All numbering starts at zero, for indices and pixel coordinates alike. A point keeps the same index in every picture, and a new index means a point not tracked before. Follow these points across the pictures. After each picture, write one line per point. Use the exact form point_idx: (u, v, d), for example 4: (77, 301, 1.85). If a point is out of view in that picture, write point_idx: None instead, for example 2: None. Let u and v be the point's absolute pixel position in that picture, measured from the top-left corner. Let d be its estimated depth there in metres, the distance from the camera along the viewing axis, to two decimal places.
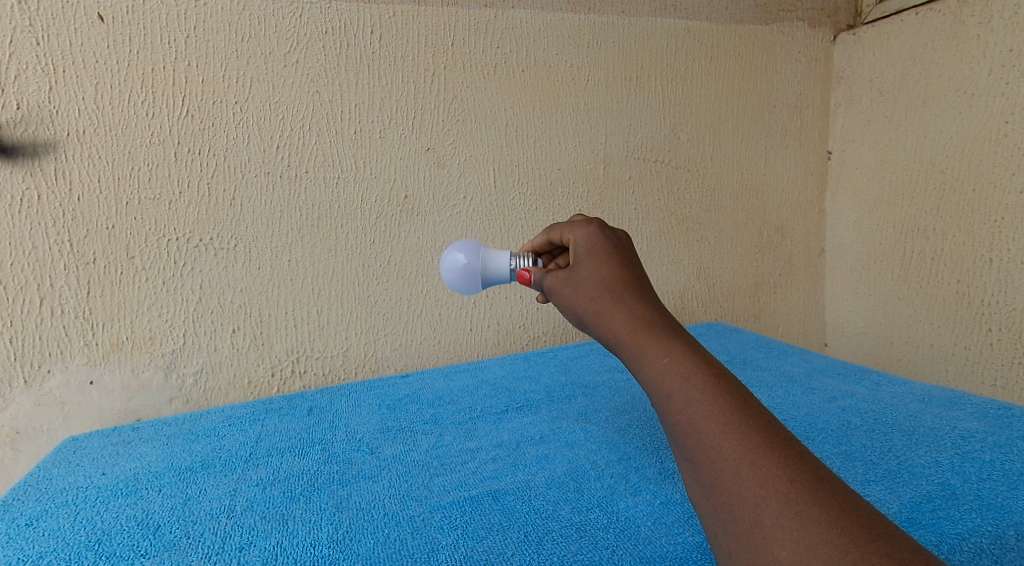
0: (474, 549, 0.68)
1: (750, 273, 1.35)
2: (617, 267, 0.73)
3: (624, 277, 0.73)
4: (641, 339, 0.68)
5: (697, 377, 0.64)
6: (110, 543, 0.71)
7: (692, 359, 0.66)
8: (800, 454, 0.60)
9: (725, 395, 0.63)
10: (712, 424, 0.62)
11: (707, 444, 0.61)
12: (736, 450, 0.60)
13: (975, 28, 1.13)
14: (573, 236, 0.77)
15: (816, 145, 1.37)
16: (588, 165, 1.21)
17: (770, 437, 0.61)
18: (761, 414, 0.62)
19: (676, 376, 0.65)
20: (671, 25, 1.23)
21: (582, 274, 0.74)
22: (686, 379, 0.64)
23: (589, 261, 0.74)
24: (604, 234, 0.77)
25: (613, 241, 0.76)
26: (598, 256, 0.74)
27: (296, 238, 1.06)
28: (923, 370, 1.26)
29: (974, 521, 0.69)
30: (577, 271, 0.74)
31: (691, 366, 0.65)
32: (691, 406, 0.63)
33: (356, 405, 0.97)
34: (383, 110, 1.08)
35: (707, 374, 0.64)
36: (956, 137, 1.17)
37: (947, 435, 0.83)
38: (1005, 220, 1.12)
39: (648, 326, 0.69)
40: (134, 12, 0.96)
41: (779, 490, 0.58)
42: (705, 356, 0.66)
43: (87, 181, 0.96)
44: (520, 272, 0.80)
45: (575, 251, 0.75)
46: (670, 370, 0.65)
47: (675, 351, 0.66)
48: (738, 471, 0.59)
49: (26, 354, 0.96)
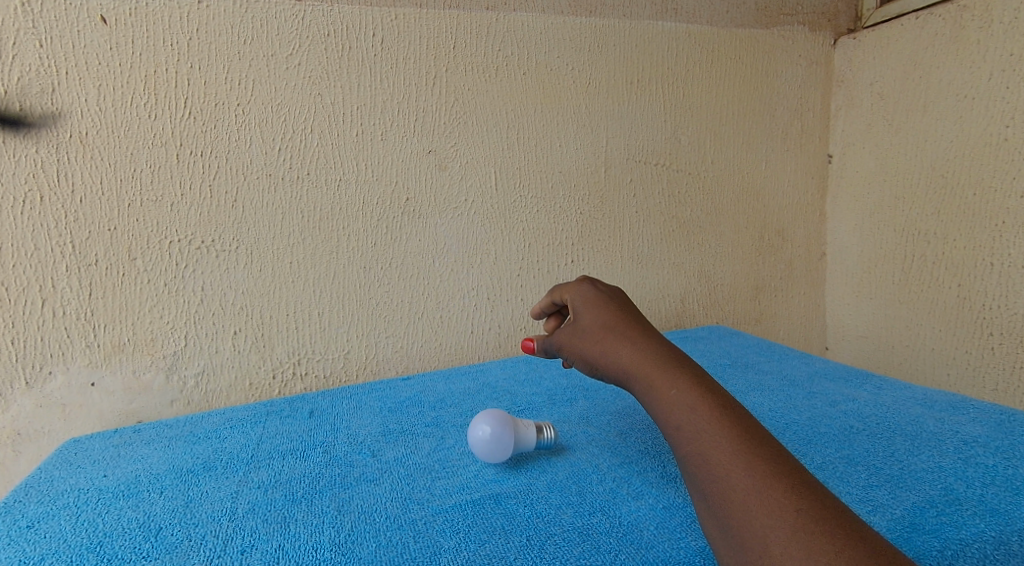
0: (476, 552, 0.68)
1: (752, 276, 1.35)
2: (616, 312, 0.76)
3: (626, 321, 0.75)
4: (648, 373, 0.70)
5: (703, 406, 0.66)
6: (112, 545, 0.71)
7: (698, 389, 0.67)
8: (808, 482, 0.61)
9: (731, 425, 0.65)
10: (719, 453, 0.63)
11: (716, 474, 0.63)
12: (743, 479, 0.61)
13: (976, 32, 1.13)
14: (570, 294, 0.80)
15: (817, 149, 1.37)
16: (589, 167, 1.21)
17: (777, 466, 0.62)
18: (768, 443, 0.64)
19: (683, 407, 0.66)
20: (672, 29, 1.23)
21: (584, 322, 0.76)
22: (692, 408, 0.66)
23: (589, 311, 0.76)
24: (599, 288, 0.80)
25: (608, 294, 0.79)
26: (597, 305, 0.77)
27: (297, 240, 1.06)
28: (924, 374, 1.26)
29: (977, 526, 0.69)
30: (579, 320, 0.76)
31: (696, 396, 0.67)
32: (699, 437, 0.65)
33: (357, 407, 0.97)
34: (385, 112, 1.08)
35: (712, 405, 0.66)
36: (958, 142, 1.17)
37: (949, 440, 0.83)
38: (1006, 225, 1.12)
39: (653, 359, 0.70)
40: (137, 14, 0.96)
41: (786, 518, 0.59)
42: (710, 388, 0.68)
43: (89, 182, 0.96)
44: (523, 341, 0.82)
45: (574, 304, 0.78)
46: (677, 402, 0.67)
47: (680, 383, 0.68)
48: (746, 500, 0.61)
49: (28, 356, 0.96)
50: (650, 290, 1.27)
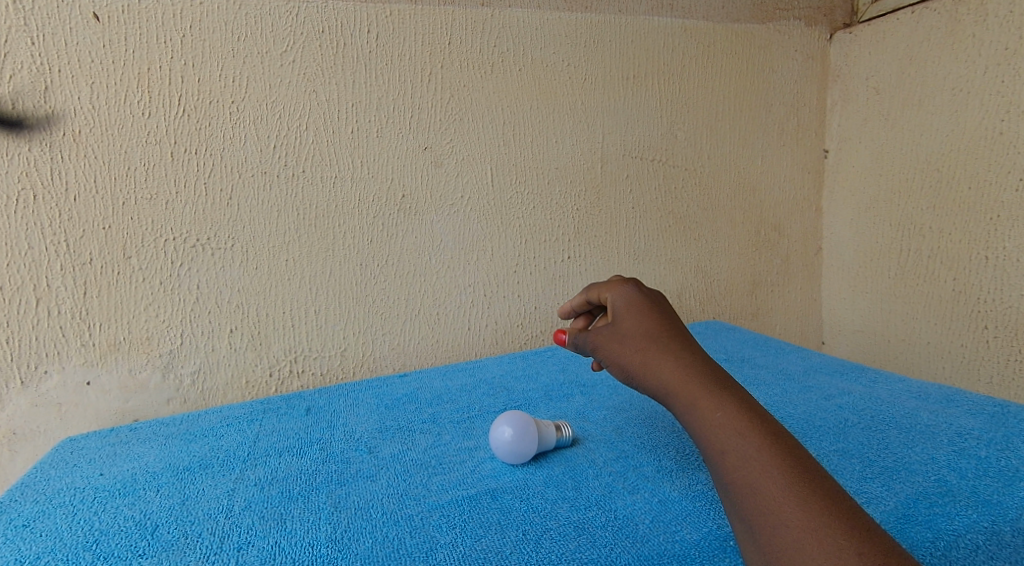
0: (473, 548, 0.68)
1: (748, 271, 1.35)
2: (659, 320, 0.75)
3: (668, 331, 0.74)
4: (692, 389, 0.70)
5: (751, 432, 0.66)
6: (108, 543, 0.71)
7: (746, 414, 0.67)
8: (860, 519, 0.61)
9: (781, 454, 0.65)
10: (770, 484, 0.63)
11: (765, 505, 0.63)
12: (795, 513, 0.61)
13: (970, 26, 1.13)
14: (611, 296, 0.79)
15: (813, 143, 1.37)
16: (586, 163, 1.21)
17: (830, 501, 0.62)
18: (819, 476, 0.64)
19: (731, 432, 0.66)
20: (668, 24, 1.23)
21: (626, 326, 0.75)
22: (741, 434, 0.66)
23: (631, 316, 0.76)
24: (641, 291, 0.79)
25: (650, 297, 0.78)
26: (639, 311, 0.76)
27: (293, 237, 1.05)
28: (920, 368, 1.26)
29: (969, 517, 0.69)
30: (619, 324, 0.75)
31: (744, 423, 0.66)
32: (747, 463, 0.65)
33: (354, 404, 0.97)
34: (380, 109, 1.08)
35: (762, 432, 0.66)
36: (953, 136, 1.17)
37: (943, 432, 0.83)
38: (1001, 218, 1.12)
39: (697, 375, 0.70)
40: (130, 11, 0.96)
41: (840, 557, 0.59)
42: (757, 412, 0.67)
43: (83, 181, 0.96)
44: (557, 333, 0.79)
45: (614, 308, 0.77)
46: (724, 425, 0.67)
47: (727, 406, 0.68)
48: (797, 535, 0.61)
49: (23, 355, 0.96)
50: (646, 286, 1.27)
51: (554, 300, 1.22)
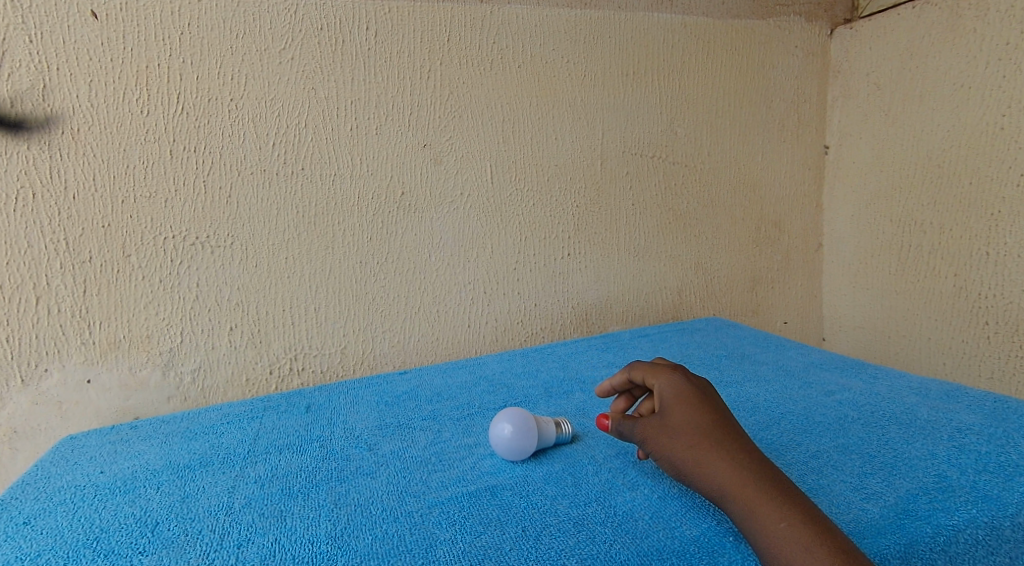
0: (473, 544, 0.68)
1: (748, 268, 1.35)
2: (710, 412, 0.71)
3: (720, 425, 0.71)
4: (751, 494, 0.66)
5: (818, 546, 0.63)
6: (109, 541, 0.71)
7: (811, 525, 0.64)
8: None
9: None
10: None
11: None
12: None
13: (972, 21, 1.13)
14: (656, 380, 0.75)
15: (813, 139, 1.37)
16: (585, 160, 1.21)
17: None
18: None
19: (798, 545, 0.63)
20: (668, 20, 1.23)
21: (677, 422, 0.71)
22: (806, 547, 0.63)
23: (680, 406, 0.72)
24: (687, 377, 0.75)
25: (696, 383, 0.74)
26: (688, 401, 0.72)
27: (293, 235, 1.05)
28: (921, 364, 1.26)
29: (969, 512, 0.69)
30: (670, 418, 0.72)
31: (810, 534, 0.64)
32: None
33: (354, 402, 0.97)
34: (379, 106, 1.08)
35: (829, 544, 0.63)
36: (954, 131, 1.17)
37: (943, 427, 0.83)
38: (1002, 213, 1.12)
39: (757, 480, 0.67)
40: (128, 9, 0.96)
41: None
42: (823, 522, 0.65)
43: (82, 179, 0.96)
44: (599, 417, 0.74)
45: (660, 395, 0.74)
46: (788, 536, 0.64)
47: (791, 515, 0.65)
48: None
49: (23, 353, 0.96)
50: (646, 283, 1.27)
51: (554, 297, 1.22)
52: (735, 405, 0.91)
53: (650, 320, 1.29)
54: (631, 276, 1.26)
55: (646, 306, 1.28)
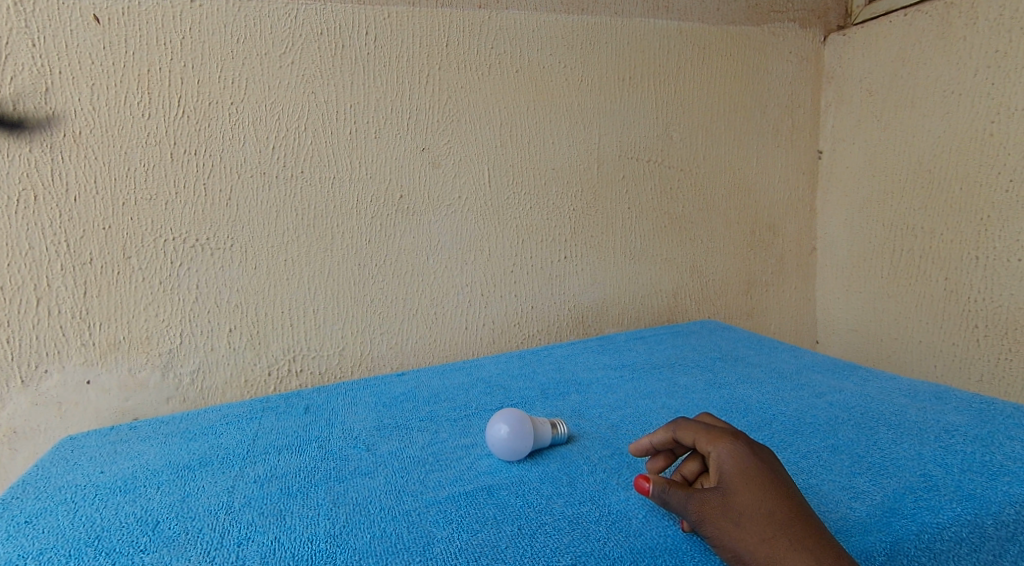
0: (469, 542, 0.69)
1: (743, 271, 1.36)
2: (780, 497, 0.66)
3: (792, 513, 0.66)
4: None
5: None
6: (110, 539, 0.72)
7: None
8: None
9: None
10: None
11: None
12: None
13: (962, 29, 1.15)
14: (714, 449, 0.69)
15: (807, 144, 1.39)
16: (581, 164, 1.22)
17: None
18: None
19: None
20: (664, 26, 1.24)
21: (744, 505, 0.66)
22: None
23: (747, 488, 0.66)
24: (748, 448, 0.69)
25: (757, 456, 0.69)
26: (755, 481, 0.67)
27: (292, 237, 1.06)
28: (912, 366, 1.28)
29: (954, 511, 0.70)
30: (733, 498, 0.66)
31: None
32: None
33: (352, 403, 0.98)
34: (378, 110, 1.09)
35: None
36: (944, 137, 1.19)
37: (932, 428, 0.84)
38: (991, 218, 1.14)
39: None
40: (130, 13, 0.97)
41: None
42: None
43: (83, 181, 0.97)
44: (638, 480, 0.70)
45: (722, 470, 0.68)
46: None
47: None
48: None
49: (24, 354, 0.97)
50: (641, 286, 1.29)
51: (550, 299, 1.23)
52: (729, 407, 0.92)
53: (645, 322, 1.30)
54: (626, 279, 1.27)
55: (641, 308, 1.29)
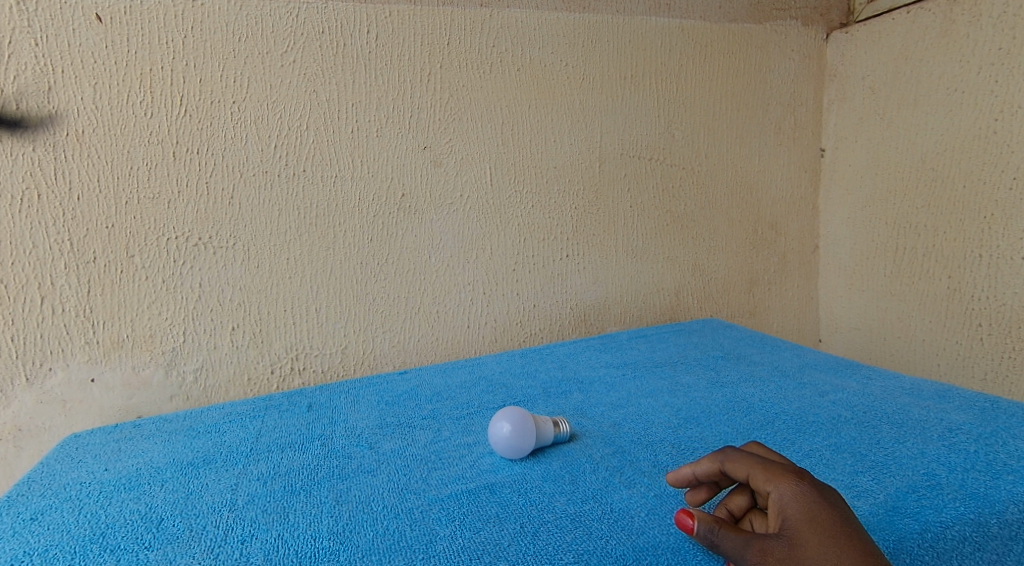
0: (472, 540, 0.69)
1: (745, 269, 1.36)
2: (852, 546, 0.61)
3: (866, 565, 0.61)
4: None
5: None
6: (114, 536, 0.72)
7: None
8: None
9: None
10: None
11: None
12: None
13: (965, 26, 1.14)
14: (775, 490, 0.65)
15: (809, 142, 1.39)
16: (583, 163, 1.22)
17: None
18: None
19: None
20: (666, 24, 1.24)
21: (812, 556, 0.61)
22: None
23: (814, 536, 0.62)
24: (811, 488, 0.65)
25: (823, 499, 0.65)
26: (824, 527, 0.62)
27: (294, 236, 1.06)
28: (915, 365, 1.28)
29: (957, 509, 0.70)
30: (801, 548, 0.62)
31: None
32: None
33: (355, 401, 0.98)
34: (380, 109, 1.09)
35: None
36: (947, 135, 1.18)
37: (935, 427, 0.84)
38: (995, 216, 1.14)
39: None
40: (133, 12, 0.97)
41: None
42: None
43: (86, 180, 0.97)
44: (682, 517, 0.66)
45: (785, 513, 0.64)
46: None
47: None
48: None
49: (28, 352, 0.97)
50: (644, 285, 1.29)
51: (552, 298, 1.23)
52: (731, 405, 0.92)
53: (647, 320, 1.30)
54: (628, 277, 1.27)
55: (644, 307, 1.29)
